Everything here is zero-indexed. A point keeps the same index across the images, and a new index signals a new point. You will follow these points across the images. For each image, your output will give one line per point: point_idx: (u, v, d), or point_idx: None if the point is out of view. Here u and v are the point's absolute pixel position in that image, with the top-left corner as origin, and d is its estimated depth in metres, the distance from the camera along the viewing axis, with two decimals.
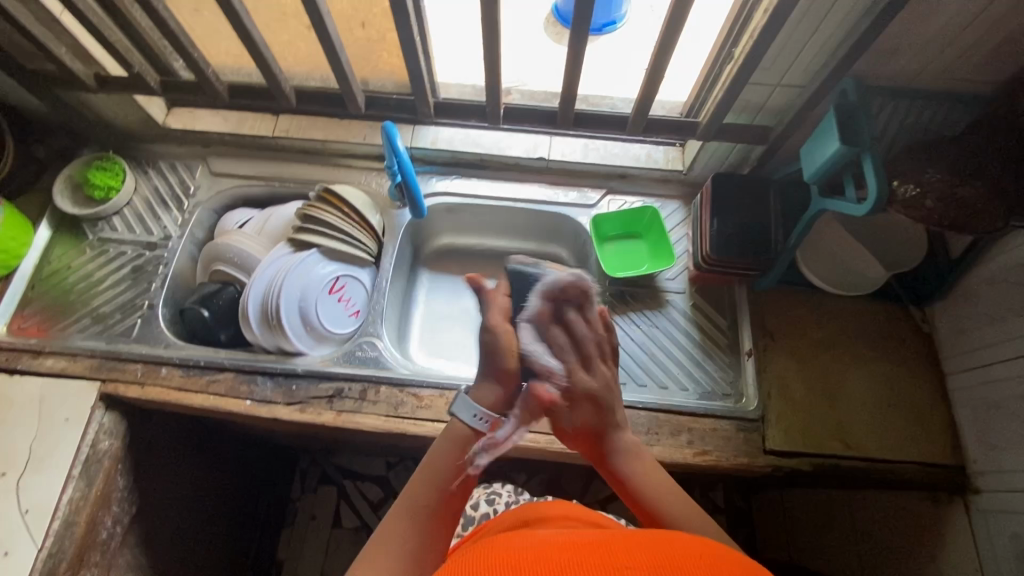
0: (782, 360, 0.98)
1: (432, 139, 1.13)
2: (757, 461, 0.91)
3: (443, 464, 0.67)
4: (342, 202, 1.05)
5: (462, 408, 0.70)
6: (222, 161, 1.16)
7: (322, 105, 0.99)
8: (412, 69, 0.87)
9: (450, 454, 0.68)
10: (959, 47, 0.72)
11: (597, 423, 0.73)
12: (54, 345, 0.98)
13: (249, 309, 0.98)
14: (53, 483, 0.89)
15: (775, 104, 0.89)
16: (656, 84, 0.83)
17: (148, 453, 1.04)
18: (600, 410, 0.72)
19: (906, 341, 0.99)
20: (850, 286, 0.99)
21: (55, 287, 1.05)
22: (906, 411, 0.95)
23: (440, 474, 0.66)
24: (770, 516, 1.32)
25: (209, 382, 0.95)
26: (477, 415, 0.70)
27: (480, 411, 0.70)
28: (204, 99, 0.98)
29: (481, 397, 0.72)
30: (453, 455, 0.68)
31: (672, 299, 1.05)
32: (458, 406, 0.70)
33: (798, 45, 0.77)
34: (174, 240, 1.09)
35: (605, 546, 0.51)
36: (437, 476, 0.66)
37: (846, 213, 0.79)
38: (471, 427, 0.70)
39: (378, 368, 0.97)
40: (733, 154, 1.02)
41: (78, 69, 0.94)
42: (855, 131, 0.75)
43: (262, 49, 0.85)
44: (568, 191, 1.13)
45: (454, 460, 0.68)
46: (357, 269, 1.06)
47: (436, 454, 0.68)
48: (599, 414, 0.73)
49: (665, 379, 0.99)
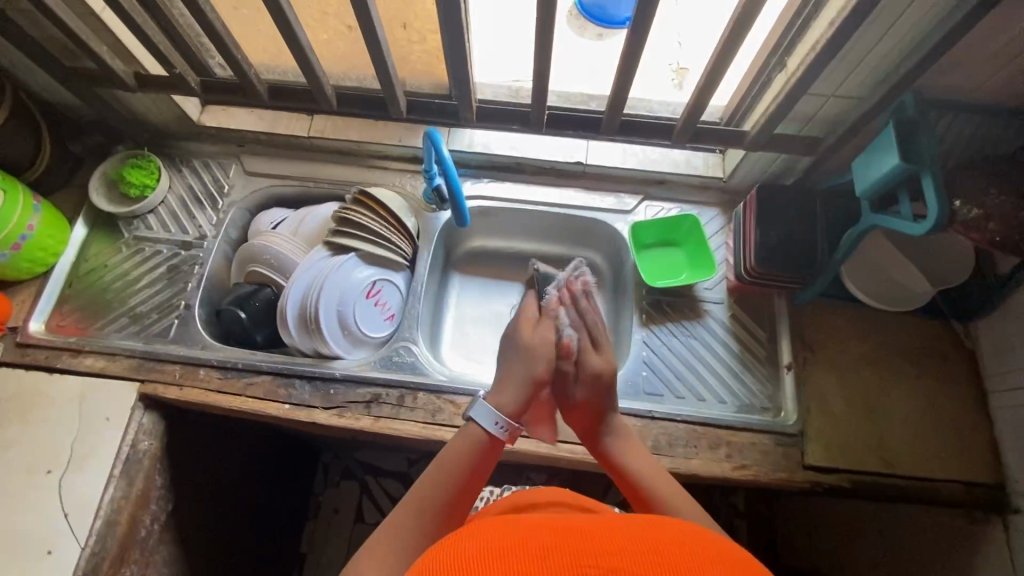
0: (821, 375, 0.97)
1: (468, 141, 1.12)
2: (796, 477, 0.91)
3: (456, 463, 0.65)
4: (380, 206, 1.03)
5: (482, 413, 0.67)
6: (256, 160, 1.15)
7: (363, 108, 0.98)
8: (459, 75, 0.86)
9: (466, 455, 0.66)
10: None
11: (597, 415, 0.75)
12: (93, 344, 0.99)
13: (288, 313, 0.98)
14: (95, 482, 0.89)
15: (826, 114, 0.87)
16: (708, 94, 0.81)
17: (185, 451, 1.05)
18: (600, 406, 0.74)
19: (947, 356, 0.98)
20: (893, 300, 0.97)
21: (92, 285, 1.06)
22: (946, 428, 0.93)
23: (454, 474, 0.64)
24: (795, 524, 1.32)
25: (247, 385, 0.96)
26: (494, 422, 0.67)
27: (499, 418, 0.68)
28: (246, 100, 0.97)
29: (499, 401, 0.69)
30: (469, 458, 0.66)
31: (711, 309, 1.04)
32: (477, 412, 0.67)
33: (858, 57, 0.76)
34: (209, 239, 1.09)
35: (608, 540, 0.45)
36: (448, 475, 0.64)
37: (900, 230, 0.77)
38: (488, 433, 0.67)
39: (416, 375, 0.97)
40: (776, 163, 1.00)
41: (119, 68, 0.93)
42: (915, 147, 0.73)
43: (306, 51, 0.84)
44: (604, 196, 1.12)
45: (469, 463, 0.65)
46: (393, 274, 1.05)
47: (452, 454, 0.66)
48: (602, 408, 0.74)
49: (702, 391, 0.98)
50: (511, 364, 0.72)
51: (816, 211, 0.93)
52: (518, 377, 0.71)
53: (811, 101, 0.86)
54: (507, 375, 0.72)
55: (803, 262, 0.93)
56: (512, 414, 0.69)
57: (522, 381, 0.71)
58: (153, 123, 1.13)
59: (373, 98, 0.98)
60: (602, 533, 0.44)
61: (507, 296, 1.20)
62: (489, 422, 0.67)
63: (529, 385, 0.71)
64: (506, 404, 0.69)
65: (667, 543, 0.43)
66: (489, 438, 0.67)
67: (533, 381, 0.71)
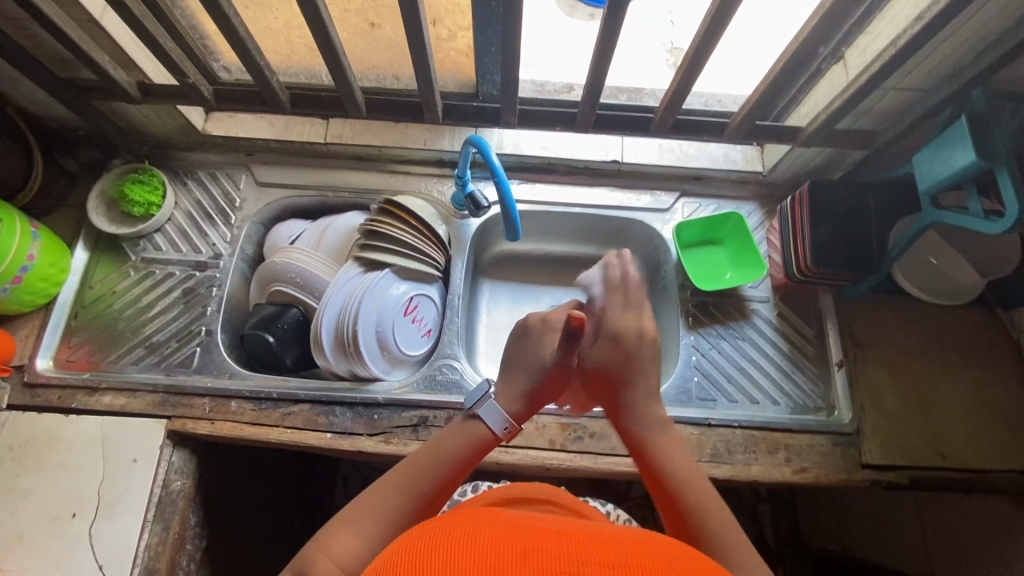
0: (873, 371, 0.95)
1: (497, 142, 1.07)
2: (855, 477, 0.89)
3: (449, 453, 0.63)
4: (412, 217, 0.97)
5: (491, 414, 0.65)
6: (267, 168, 1.08)
7: (394, 112, 0.92)
8: (507, 80, 0.80)
9: (460, 448, 0.64)
10: None
11: (612, 385, 0.65)
12: (110, 380, 0.92)
13: (322, 335, 0.92)
14: (129, 528, 0.83)
15: (884, 107, 0.84)
16: (767, 93, 0.78)
17: (213, 484, 0.98)
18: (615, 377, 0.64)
19: (994, 345, 0.96)
20: (941, 293, 0.96)
21: (101, 315, 0.98)
22: (998, 417, 0.92)
23: (447, 462, 0.62)
24: (819, 506, 1.33)
25: (284, 415, 0.90)
26: (502, 426, 0.65)
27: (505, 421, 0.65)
28: (267, 109, 0.90)
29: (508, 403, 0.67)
30: (461, 450, 0.63)
31: (757, 308, 1.02)
32: (486, 412, 0.65)
33: (927, 51, 0.72)
34: (225, 258, 1.02)
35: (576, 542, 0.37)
36: (440, 460, 0.62)
37: (967, 227, 0.75)
38: (490, 433, 0.65)
39: (461, 394, 0.93)
40: (821, 157, 0.97)
41: (121, 78, 0.84)
42: (989, 141, 0.70)
43: (338, 55, 0.77)
44: (641, 195, 1.08)
45: (464, 456, 0.63)
46: (428, 287, 1.00)
47: (443, 447, 0.63)
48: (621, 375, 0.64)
49: (755, 393, 0.96)
50: (518, 359, 0.69)
51: (870, 207, 0.90)
52: (523, 378, 0.68)
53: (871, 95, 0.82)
54: (514, 376, 0.68)
55: (857, 261, 0.90)
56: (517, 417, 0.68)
57: (527, 384, 0.67)
58: (154, 133, 1.05)
59: (404, 103, 0.92)
60: (590, 539, 0.38)
61: (538, 301, 1.16)
62: (496, 424, 0.65)
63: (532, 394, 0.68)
64: (508, 404, 0.67)
65: (664, 561, 0.36)
66: (491, 436, 0.65)
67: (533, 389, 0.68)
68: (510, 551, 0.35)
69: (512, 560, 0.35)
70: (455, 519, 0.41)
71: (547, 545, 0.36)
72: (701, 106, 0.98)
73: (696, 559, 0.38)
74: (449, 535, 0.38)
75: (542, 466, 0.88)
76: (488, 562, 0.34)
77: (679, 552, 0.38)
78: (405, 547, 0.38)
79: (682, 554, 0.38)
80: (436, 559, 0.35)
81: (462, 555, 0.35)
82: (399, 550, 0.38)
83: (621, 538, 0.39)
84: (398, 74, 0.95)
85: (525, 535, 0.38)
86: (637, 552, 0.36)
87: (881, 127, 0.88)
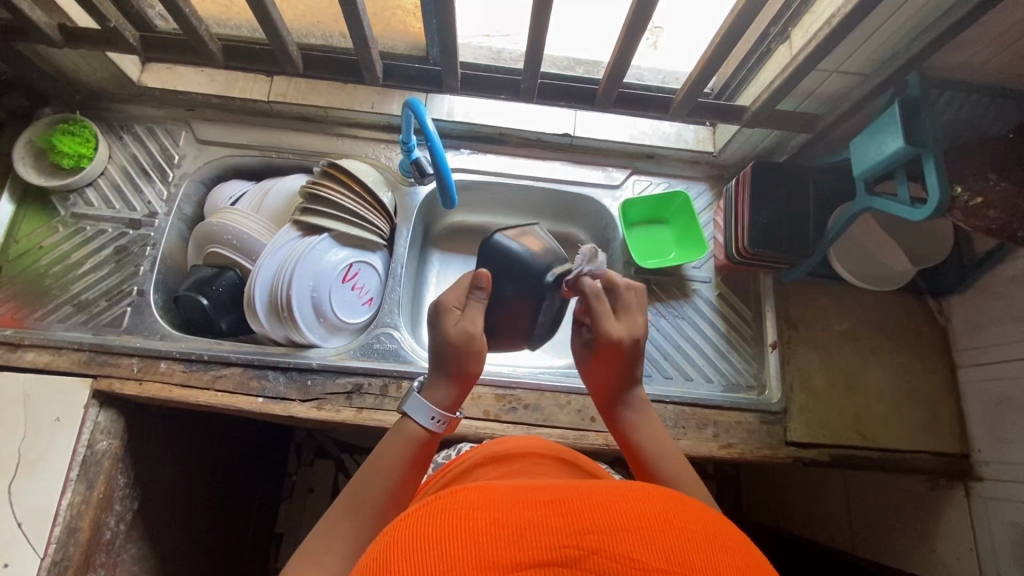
0: (806, 353, 0.98)
1: (448, 109, 1.04)
2: (779, 454, 0.92)
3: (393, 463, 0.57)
4: (354, 181, 0.94)
5: (417, 409, 0.59)
6: (210, 126, 1.04)
7: (333, 71, 0.90)
8: (447, 43, 0.79)
9: (400, 453, 0.58)
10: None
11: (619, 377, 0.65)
12: (33, 337, 0.89)
13: (256, 299, 0.91)
14: (50, 487, 0.81)
15: (826, 90, 0.84)
16: (710, 67, 0.79)
17: (147, 446, 0.96)
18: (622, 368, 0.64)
19: (921, 331, 0.99)
20: (875, 280, 0.98)
21: (27, 271, 0.95)
22: (919, 402, 0.95)
23: (391, 473, 0.57)
24: (762, 483, 1.37)
25: (215, 378, 0.89)
26: (431, 417, 0.60)
27: (436, 412, 0.60)
28: (199, 61, 0.87)
29: (436, 390, 0.61)
30: (408, 459, 0.58)
31: (698, 288, 1.04)
32: (413, 407, 0.60)
33: (863, 36, 0.72)
34: (161, 217, 0.99)
35: (580, 510, 0.36)
36: (385, 473, 0.57)
37: (896, 213, 0.76)
38: (424, 429, 0.59)
39: (399, 363, 0.93)
40: (767, 140, 0.98)
41: (40, 18, 0.79)
42: (918, 127, 0.71)
43: (269, 8, 0.73)
44: (592, 170, 1.08)
45: (407, 463, 0.58)
46: (371, 255, 0.98)
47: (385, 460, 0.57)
48: (626, 365, 0.64)
49: (689, 370, 0.99)
50: (439, 354, 0.62)
51: (808, 191, 0.92)
52: (450, 366, 0.61)
53: (813, 77, 0.83)
54: (438, 367, 0.62)
55: (794, 244, 0.91)
56: (450, 406, 0.62)
57: (454, 371, 0.61)
58: (86, 83, 1.00)
59: (347, 62, 0.89)
60: (583, 497, 0.37)
61: None
62: (424, 415, 0.59)
63: (462, 379, 0.62)
64: (440, 396, 0.61)
65: (657, 512, 0.36)
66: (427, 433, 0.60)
67: (455, 367, 0.61)
68: (507, 529, 0.34)
69: (513, 543, 0.33)
70: (439, 494, 0.38)
71: (541, 516, 0.35)
72: (658, 84, 0.97)
73: (686, 501, 0.38)
74: (440, 516, 0.36)
75: (474, 435, 0.89)
76: (485, 547, 0.33)
77: (668, 496, 0.38)
78: (394, 534, 0.36)
79: (672, 499, 0.38)
80: (430, 546, 0.34)
81: (456, 541, 0.34)
82: (392, 535, 0.36)
83: (615, 493, 0.38)
84: (342, 31, 0.90)
85: (516, 504, 0.36)
86: (629, 509, 0.36)
87: (823, 111, 0.88)
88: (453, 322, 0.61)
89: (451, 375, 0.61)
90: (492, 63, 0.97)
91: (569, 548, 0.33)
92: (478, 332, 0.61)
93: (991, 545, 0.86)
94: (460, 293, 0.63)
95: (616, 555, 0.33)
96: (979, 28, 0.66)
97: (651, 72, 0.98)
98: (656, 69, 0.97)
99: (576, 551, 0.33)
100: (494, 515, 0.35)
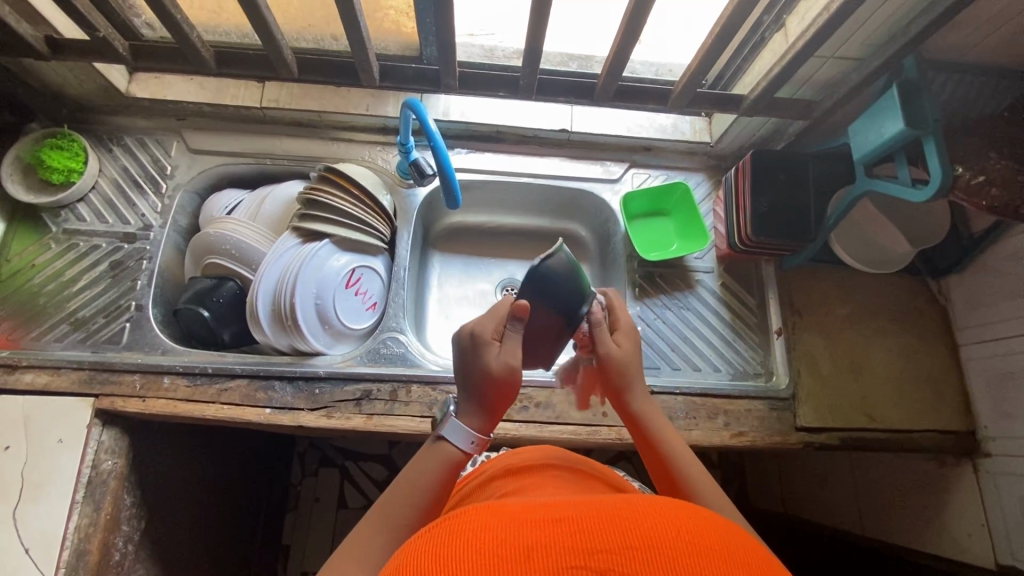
0: (811, 337, 0.98)
1: (442, 109, 1.04)
2: (790, 439, 0.92)
3: (422, 485, 0.55)
4: (353, 185, 0.93)
5: (456, 430, 0.58)
6: (202, 135, 1.03)
7: (327, 75, 0.89)
8: (445, 43, 0.78)
9: (432, 477, 0.56)
10: (1019, 22, 0.67)
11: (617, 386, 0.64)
12: (31, 358, 0.87)
13: (259, 309, 0.89)
14: (56, 510, 0.79)
15: (823, 76, 0.85)
16: (709, 58, 0.79)
17: (153, 464, 0.94)
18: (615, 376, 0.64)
19: (922, 312, 1.00)
20: (877, 262, 0.99)
21: (20, 290, 0.92)
22: (924, 381, 0.96)
23: (421, 495, 0.55)
24: (768, 470, 1.38)
25: (220, 391, 0.87)
26: (469, 441, 0.58)
27: (471, 434, 0.58)
28: (190, 69, 0.85)
29: (474, 408, 0.59)
30: (439, 479, 0.56)
31: (702, 278, 1.04)
32: (451, 432, 0.58)
33: (860, 21, 0.73)
34: (156, 229, 0.98)
35: (588, 531, 0.35)
36: (414, 495, 0.55)
37: (898, 196, 0.77)
38: (460, 451, 0.58)
39: (407, 367, 0.92)
40: (764, 128, 0.98)
41: (27, 32, 0.77)
42: (917, 109, 0.71)
43: (264, 13, 0.73)
44: (591, 165, 1.08)
45: (440, 484, 0.56)
46: (373, 259, 0.97)
47: (416, 480, 0.56)
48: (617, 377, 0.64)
49: (697, 360, 0.99)
50: (474, 380, 0.60)
51: (808, 176, 0.92)
52: (484, 393, 0.59)
53: (809, 64, 0.83)
54: (473, 391, 0.60)
55: (796, 230, 0.91)
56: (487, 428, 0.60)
57: (488, 398, 0.59)
58: (73, 96, 0.98)
59: (341, 65, 0.88)
60: (593, 516, 0.36)
61: (491, 273, 1.15)
62: (460, 434, 0.58)
63: (498, 406, 0.60)
64: (476, 419, 0.59)
65: (666, 529, 0.35)
66: (459, 455, 0.58)
67: (492, 395, 0.59)
68: (515, 549, 0.34)
69: (520, 565, 0.33)
70: (450, 517, 0.38)
71: (549, 536, 0.35)
72: (651, 76, 0.97)
73: (696, 515, 0.38)
74: (449, 541, 0.35)
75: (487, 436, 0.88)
76: (493, 570, 0.33)
77: (678, 511, 0.38)
78: (406, 558, 0.36)
79: (682, 514, 0.38)
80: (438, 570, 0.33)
81: (466, 562, 0.33)
82: (404, 559, 0.36)
83: (624, 510, 0.37)
84: (334, 33, 0.89)
85: (525, 525, 0.36)
86: (638, 526, 0.36)
87: (820, 97, 0.89)
88: (493, 354, 0.60)
89: (487, 401, 0.59)
90: (486, 60, 0.96)
91: (576, 568, 0.33)
92: (518, 365, 0.59)
93: (1001, 519, 0.87)
94: (497, 324, 0.62)
95: (624, 573, 0.33)
96: (971, 10, 0.67)
97: (647, 64, 0.97)
98: (652, 62, 0.97)
99: (585, 571, 0.33)
100: (502, 537, 0.35)
